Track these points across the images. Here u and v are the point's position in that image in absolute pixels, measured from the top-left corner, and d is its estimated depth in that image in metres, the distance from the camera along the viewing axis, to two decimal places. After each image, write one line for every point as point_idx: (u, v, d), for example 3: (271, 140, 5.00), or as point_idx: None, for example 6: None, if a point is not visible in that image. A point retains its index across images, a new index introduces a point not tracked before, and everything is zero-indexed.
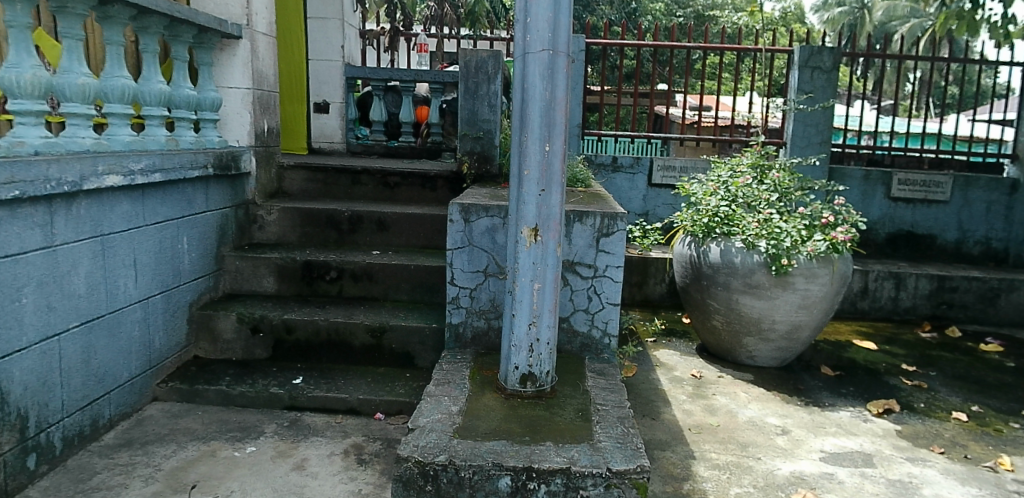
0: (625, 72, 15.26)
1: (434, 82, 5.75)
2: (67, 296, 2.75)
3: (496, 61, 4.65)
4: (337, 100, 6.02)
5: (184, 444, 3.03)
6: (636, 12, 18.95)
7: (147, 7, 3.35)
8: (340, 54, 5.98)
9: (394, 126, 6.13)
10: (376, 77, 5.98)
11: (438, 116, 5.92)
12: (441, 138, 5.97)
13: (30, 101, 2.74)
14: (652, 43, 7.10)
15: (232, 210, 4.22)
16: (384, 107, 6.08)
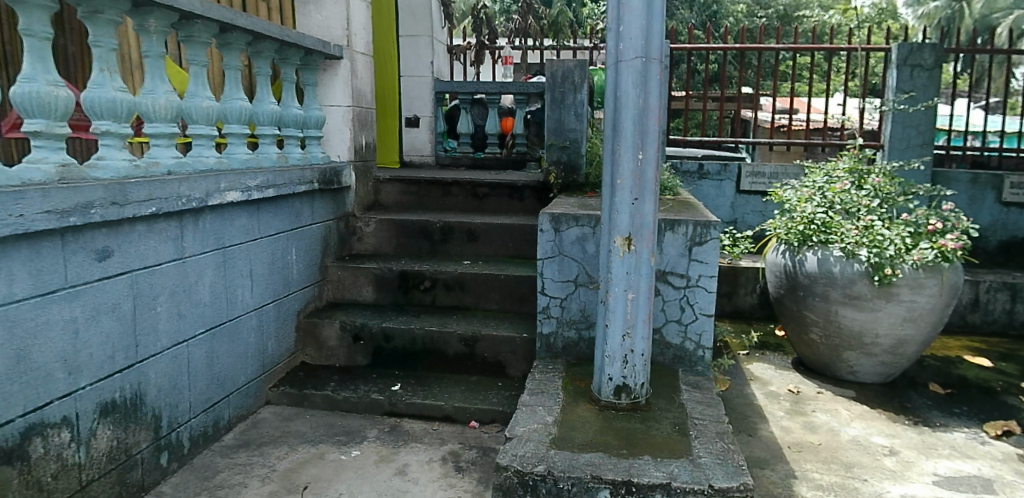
0: (706, 76, 14.84)
1: (519, 93, 5.75)
2: (194, 304, 2.96)
3: (582, 70, 4.67)
4: (427, 115, 6.21)
5: (295, 447, 3.19)
6: (716, 15, 18.43)
7: (260, 33, 3.57)
8: (429, 70, 6.19)
9: (479, 139, 6.20)
10: (465, 89, 5.98)
11: (522, 127, 5.93)
12: (526, 149, 6.02)
13: (164, 125, 2.96)
14: (738, 46, 6.87)
15: (334, 222, 4.41)
16: (470, 119, 6.16)
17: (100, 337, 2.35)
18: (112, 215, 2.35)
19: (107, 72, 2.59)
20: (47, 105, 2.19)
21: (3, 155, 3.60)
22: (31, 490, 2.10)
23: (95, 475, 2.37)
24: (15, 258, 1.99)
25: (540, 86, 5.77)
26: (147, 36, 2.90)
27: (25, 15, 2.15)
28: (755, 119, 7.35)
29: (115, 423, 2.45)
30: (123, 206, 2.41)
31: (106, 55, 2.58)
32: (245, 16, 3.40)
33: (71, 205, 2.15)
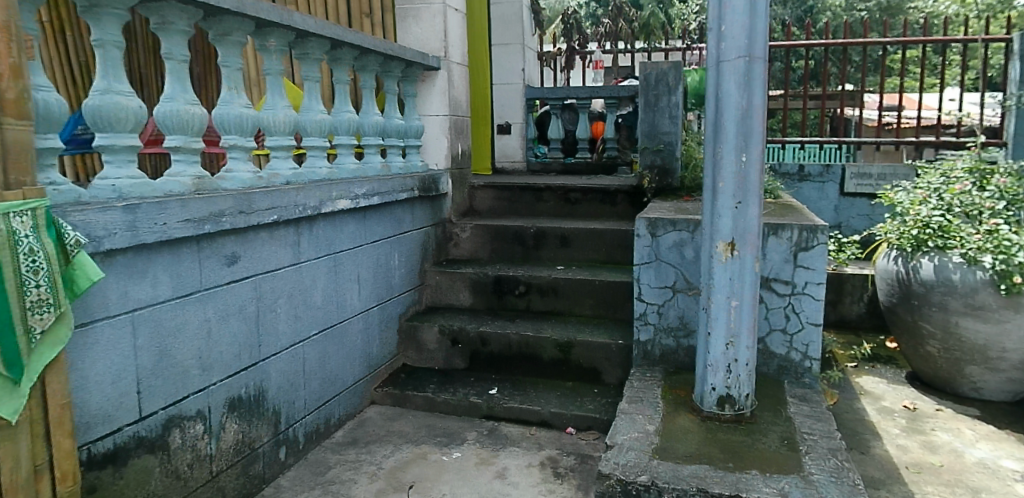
0: (801, 73, 14.15)
1: (610, 97, 5.77)
2: (309, 307, 3.12)
3: (678, 72, 4.58)
4: (518, 122, 6.18)
5: (399, 446, 3.29)
6: (812, 11, 17.59)
7: (366, 48, 3.72)
8: (520, 77, 6.13)
9: (569, 143, 6.31)
10: (554, 96, 6.09)
11: (613, 131, 5.98)
12: (617, 153, 6.06)
13: (283, 138, 3.13)
14: (840, 41, 6.52)
15: (432, 228, 4.52)
16: (560, 125, 6.22)
17: (227, 336, 2.51)
18: (239, 223, 2.51)
19: (234, 90, 2.78)
20: (185, 122, 2.37)
21: (148, 169, 3.93)
22: (171, 478, 2.25)
23: (223, 467, 2.53)
24: (159, 264, 2.15)
25: (631, 90, 5.76)
26: (267, 55, 3.09)
27: (167, 39, 2.36)
28: (859, 118, 6.93)
29: (240, 418, 2.62)
30: (248, 214, 2.58)
31: (233, 74, 2.77)
32: (353, 32, 3.55)
33: (205, 214, 2.31)
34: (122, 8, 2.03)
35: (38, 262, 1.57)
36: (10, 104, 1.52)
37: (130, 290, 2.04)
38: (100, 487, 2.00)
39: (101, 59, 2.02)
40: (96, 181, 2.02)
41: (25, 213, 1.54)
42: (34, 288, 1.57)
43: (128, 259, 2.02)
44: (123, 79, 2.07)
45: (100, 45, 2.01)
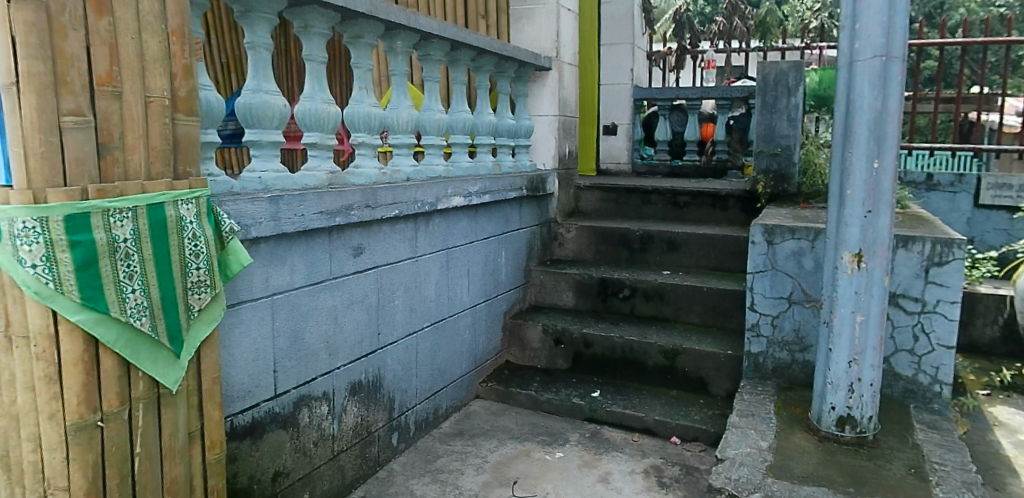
0: (929, 75, 13.09)
1: (722, 98, 5.55)
2: (422, 300, 3.22)
3: (798, 71, 4.18)
4: (625, 122, 6.04)
5: (504, 441, 3.33)
6: (944, 7, 16.27)
7: (484, 49, 3.78)
8: (628, 76, 5.97)
9: (676, 146, 6.12)
10: (663, 96, 5.92)
11: (724, 133, 5.69)
12: (727, 156, 5.75)
13: (405, 136, 3.25)
14: (981, 40, 5.94)
15: (538, 227, 4.53)
16: (668, 126, 6.06)
17: (352, 324, 2.64)
18: (365, 216, 2.63)
19: (364, 89, 2.91)
20: (321, 120, 2.51)
21: (291, 161, 4.05)
22: (299, 454, 2.39)
23: (343, 447, 2.65)
24: (295, 253, 2.29)
25: (745, 90, 5.51)
26: (394, 57, 3.22)
27: (308, 41, 2.52)
28: (999, 122, 6.32)
29: (360, 402, 2.74)
30: (373, 208, 2.69)
31: (364, 75, 2.91)
32: (472, 34, 3.63)
33: (337, 207, 2.44)
34: (272, 13, 2.17)
35: (200, 245, 1.57)
36: (181, 101, 1.53)
37: (271, 276, 2.18)
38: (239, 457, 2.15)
39: (253, 59, 2.17)
40: (245, 173, 2.17)
41: (191, 201, 1.54)
42: (196, 270, 1.56)
43: (270, 247, 2.16)
44: (270, 79, 2.21)
45: (252, 47, 2.16)
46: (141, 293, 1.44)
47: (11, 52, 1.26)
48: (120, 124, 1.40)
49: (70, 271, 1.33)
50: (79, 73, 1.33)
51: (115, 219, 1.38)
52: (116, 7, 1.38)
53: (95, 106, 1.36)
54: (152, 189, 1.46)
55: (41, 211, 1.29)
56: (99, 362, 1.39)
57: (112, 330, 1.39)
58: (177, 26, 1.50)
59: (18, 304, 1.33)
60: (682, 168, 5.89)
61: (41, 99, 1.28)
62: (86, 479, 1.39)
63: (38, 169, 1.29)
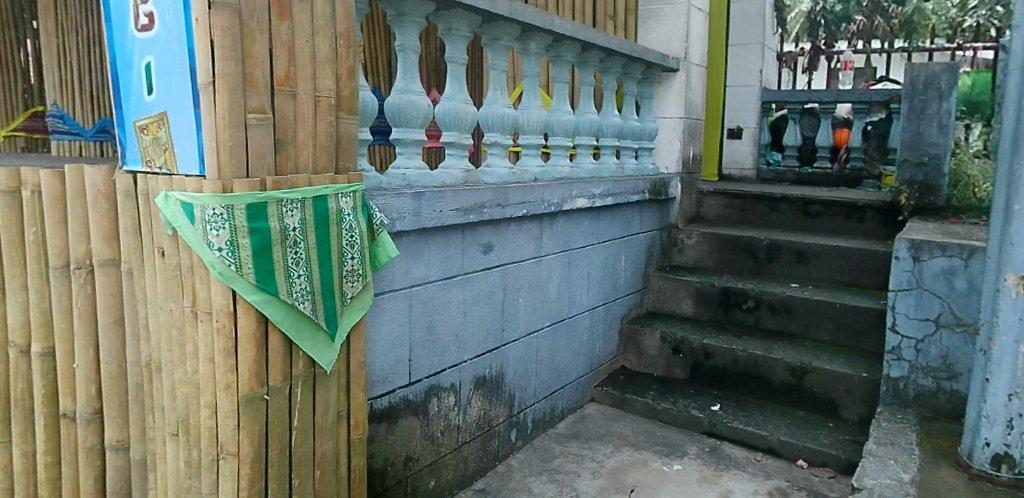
0: None
1: (859, 101, 5.08)
2: (544, 300, 3.24)
3: (954, 74, 3.72)
4: (751, 126, 5.67)
5: (620, 447, 3.28)
6: None
7: (613, 50, 3.72)
8: (757, 79, 5.58)
9: (807, 153, 5.71)
10: (795, 99, 5.44)
11: (861, 139, 5.25)
12: (863, 164, 5.30)
13: (534, 137, 3.28)
14: None
15: (658, 232, 4.41)
16: (798, 131, 5.61)
17: (479, 319, 2.70)
18: (496, 215, 2.69)
19: (498, 91, 2.96)
20: (460, 119, 2.59)
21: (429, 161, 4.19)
22: (427, 441, 2.48)
23: (466, 438, 2.73)
24: (432, 247, 2.37)
25: (886, 94, 5.02)
26: (527, 58, 3.24)
27: (451, 44, 2.60)
28: None
29: (483, 396, 2.80)
30: (504, 207, 2.74)
31: (499, 76, 2.96)
32: (603, 35, 3.60)
33: (471, 204, 2.51)
34: (422, 16, 2.26)
35: (355, 236, 1.66)
36: (344, 100, 1.63)
37: (409, 270, 2.27)
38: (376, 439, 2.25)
39: (402, 62, 2.28)
40: (391, 170, 2.28)
41: (349, 194, 1.63)
42: (350, 260, 1.66)
43: (409, 241, 2.25)
44: (416, 80, 2.31)
45: (402, 50, 2.26)
46: (306, 278, 1.54)
47: (208, 52, 1.36)
48: (294, 122, 1.51)
49: (250, 255, 1.42)
50: (263, 73, 1.44)
51: (287, 209, 1.48)
52: (296, 12, 1.48)
53: (275, 104, 1.47)
54: (317, 182, 1.56)
55: (228, 199, 1.39)
56: (268, 340, 1.50)
57: (280, 311, 1.50)
58: (344, 30, 1.60)
59: (204, 283, 1.44)
60: (813, 177, 5.41)
61: (232, 95, 1.39)
62: (253, 446, 1.50)
63: (227, 161, 1.40)
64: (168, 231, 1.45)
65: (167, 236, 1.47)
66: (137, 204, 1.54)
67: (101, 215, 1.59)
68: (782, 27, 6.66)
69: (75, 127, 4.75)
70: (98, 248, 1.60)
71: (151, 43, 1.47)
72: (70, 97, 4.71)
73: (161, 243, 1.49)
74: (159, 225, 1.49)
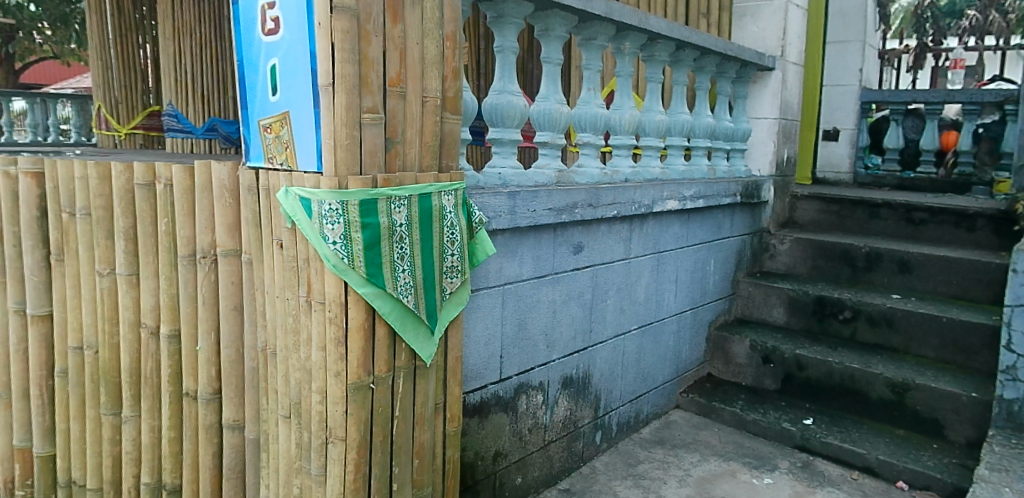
0: None
1: (969, 102, 4.59)
2: (632, 302, 3.21)
3: None
4: (849, 127, 5.20)
5: (707, 457, 3.19)
6: None
7: (709, 48, 3.61)
8: (857, 78, 5.13)
9: (909, 156, 5.14)
10: (897, 99, 4.96)
11: (970, 143, 4.72)
12: (972, 169, 4.78)
13: (626, 137, 3.24)
14: None
15: (749, 237, 4.25)
16: (901, 134, 5.05)
17: (568, 318, 2.71)
18: (588, 215, 2.68)
19: (592, 91, 2.95)
20: (554, 120, 2.60)
21: (522, 160, 4.26)
22: (516, 437, 2.51)
23: (553, 437, 2.74)
24: (525, 246, 2.39)
25: (1001, 94, 4.51)
26: (621, 58, 3.21)
27: (547, 45, 2.60)
28: None
29: (570, 396, 2.81)
30: (596, 207, 2.73)
31: (593, 76, 2.94)
32: (699, 34, 3.50)
33: (564, 204, 2.51)
34: (521, 18, 2.28)
35: (455, 233, 1.70)
36: (449, 101, 1.67)
37: (503, 268, 2.30)
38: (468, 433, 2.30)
39: (501, 62, 2.31)
40: (488, 169, 2.32)
41: (452, 192, 1.67)
42: (450, 256, 1.70)
43: (504, 239, 2.27)
44: (514, 80, 2.33)
45: (501, 51, 2.30)
46: (410, 273, 1.59)
47: (329, 54, 1.42)
48: (403, 122, 1.56)
49: (361, 250, 1.48)
50: (378, 75, 1.49)
51: (395, 206, 1.53)
52: (408, 15, 1.53)
53: (387, 104, 1.52)
54: (423, 180, 1.61)
55: (343, 195, 1.45)
56: (375, 331, 1.56)
57: (387, 304, 1.55)
58: (450, 32, 1.64)
59: (319, 275, 1.51)
60: (915, 181, 4.97)
61: (349, 96, 1.45)
62: (360, 432, 1.57)
63: (343, 159, 1.46)
64: (287, 225, 1.54)
65: (286, 229, 1.55)
66: (258, 199, 1.63)
67: (226, 208, 1.70)
68: (885, 23, 6.29)
69: (187, 127, 5.03)
70: (221, 239, 1.71)
71: (276, 47, 1.56)
72: (183, 97, 4.99)
73: (280, 236, 1.58)
74: (278, 219, 1.58)
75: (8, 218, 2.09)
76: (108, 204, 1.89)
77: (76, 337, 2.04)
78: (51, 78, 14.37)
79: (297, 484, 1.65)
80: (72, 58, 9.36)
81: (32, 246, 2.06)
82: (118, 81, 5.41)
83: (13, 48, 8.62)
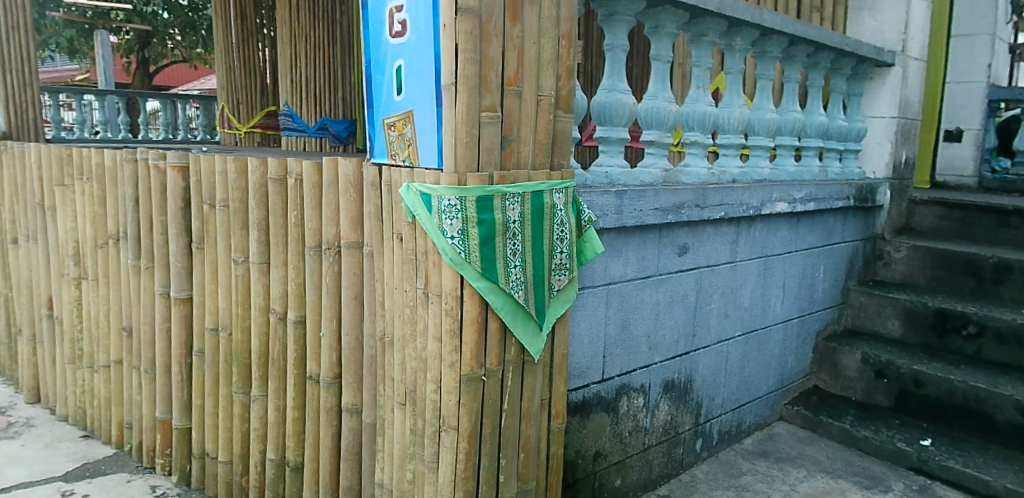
0: None
1: None
2: (737, 307, 3.10)
3: None
4: (974, 127, 4.68)
5: (814, 473, 3.04)
6: None
7: (824, 44, 3.39)
8: (986, 74, 4.56)
9: None
10: None
11: None
12: None
13: (734, 136, 3.14)
14: None
15: (862, 243, 4.00)
16: None
17: (671, 321, 2.65)
18: (695, 216, 2.61)
19: (701, 88, 2.88)
20: (662, 118, 2.55)
21: (629, 158, 4.23)
22: (616, 439, 2.48)
23: (653, 441, 2.70)
24: (630, 247, 2.37)
25: None
26: (731, 54, 3.08)
27: (657, 42, 2.55)
28: None
29: (672, 401, 2.75)
30: (702, 208, 2.66)
31: (702, 73, 2.86)
32: (813, 28, 3.27)
33: (671, 204, 2.46)
34: (632, 15, 2.25)
35: (565, 231, 1.70)
36: (562, 99, 1.68)
37: (608, 267, 2.29)
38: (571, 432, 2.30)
39: (611, 61, 2.30)
40: (595, 167, 2.31)
41: (562, 190, 1.67)
42: (560, 254, 1.70)
43: (610, 238, 2.26)
44: (623, 78, 2.32)
45: (611, 49, 2.28)
46: (521, 269, 1.61)
47: (452, 55, 1.46)
48: (518, 120, 1.59)
49: (477, 244, 1.51)
50: (497, 74, 1.52)
51: (509, 203, 1.55)
52: (526, 15, 1.55)
53: (504, 103, 1.55)
54: (536, 178, 1.62)
55: (462, 191, 1.48)
56: (488, 325, 1.59)
57: (499, 298, 1.58)
58: (566, 30, 1.64)
59: (436, 269, 1.56)
60: None
61: (471, 96, 1.48)
62: (471, 422, 1.60)
63: (463, 156, 1.50)
64: (407, 219, 1.59)
65: (406, 223, 1.61)
66: (380, 194, 1.70)
67: (349, 202, 1.78)
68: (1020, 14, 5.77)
69: (301, 126, 5.27)
70: (345, 231, 1.80)
71: (402, 48, 1.62)
72: (299, 98, 5.26)
73: (400, 229, 1.64)
74: (399, 213, 1.64)
75: (157, 207, 2.28)
76: (244, 196, 2.04)
77: (212, 319, 2.20)
78: (183, 80, 15.58)
79: (411, 469, 1.72)
80: (200, 62, 10.07)
81: (177, 234, 2.24)
82: (240, 82, 5.80)
83: (150, 52, 9.35)
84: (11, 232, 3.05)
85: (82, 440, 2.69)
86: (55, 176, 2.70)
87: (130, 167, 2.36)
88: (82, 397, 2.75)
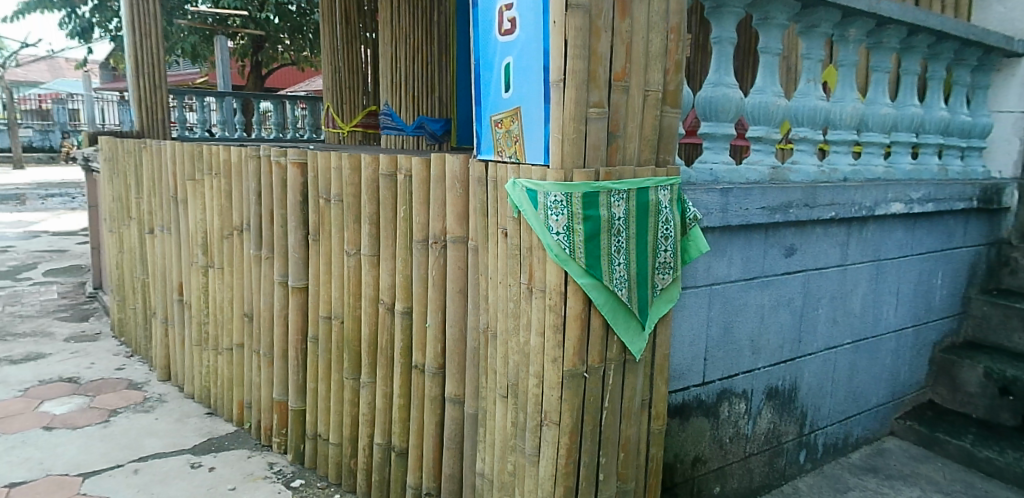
0: None
1: None
2: (848, 313, 2.94)
3: None
4: None
5: (929, 493, 2.83)
6: None
7: (948, 33, 3.12)
8: None
9: None
10: None
11: None
12: None
13: (846, 132, 2.98)
14: None
15: (985, 248, 3.70)
16: None
17: (776, 325, 2.55)
18: (804, 216, 2.50)
19: (812, 82, 2.74)
20: (770, 113, 2.46)
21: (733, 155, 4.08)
22: (717, 445, 2.42)
23: (754, 450, 2.61)
24: (735, 246, 2.29)
25: None
26: (844, 46, 2.89)
27: (766, 34, 2.45)
28: None
29: (775, 409, 2.64)
30: (812, 208, 2.54)
31: (813, 66, 2.72)
32: (937, 15, 3.02)
33: (778, 203, 2.37)
34: (742, 7, 2.18)
35: (670, 229, 1.67)
36: (670, 94, 1.65)
37: (711, 267, 2.23)
38: (671, 435, 2.26)
39: (717, 54, 2.24)
40: (699, 164, 2.26)
41: (668, 187, 1.64)
42: (664, 252, 1.67)
43: (714, 237, 2.19)
44: (730, 72, 2.26)
45: (718, 42, 2.21)
46: (626, 267, 1.59)
47: (562, 51, 1.46)
48: (625, 116, 1.57)
49: (583, 240, 1.51)
50: (605, 69, 1.51)
51: (614, 199, 1.54)
52: (636, 9, 1.53)
53: (612, 98, 1.54)
54: (641, 174, 1.60)
55: (568, 187, 1.48)
56: (590, 321, 1.58)
57: (602, 295, 1.56)
58: (675, 24, 1.61)
59: (541, 263, 1.57)
60: None
61: (579, 92, 1.48)
62: (572, 418, 1.60)
63: (570, 152, 1.50)
64: (513, 214, 1.61)
65: (511, 219, 1.63)
66: (487, 189, 1.73)
67: (455, 198, 1.82)
68: None
69: (400, 124, 5.45)
70: (451, 226, 1.84)
71: (511, 46, 1.64)
72: (400, 98, 5.39)
73: (505, 225, 1.66)
74: (504, 208, 1.66)
75: (278, 201, 2.42)
76: (357, 191, 2.13)
77: (325, 308, 2.31)
78: (291, 83, 16.46)
79: (512, 461, 1.74)
80: (307, 64, 10.57)
81: (296, 227, 2.37)
82: (344, 82, 6.04)
83: (262, 56, 9.90)
84: (148, 223, 3.32)
85: (207, 416, 2.90)
86: (187, 171, 2.91)
87: (255, 162, 2.52)
88: (207, 377, 2.96)
